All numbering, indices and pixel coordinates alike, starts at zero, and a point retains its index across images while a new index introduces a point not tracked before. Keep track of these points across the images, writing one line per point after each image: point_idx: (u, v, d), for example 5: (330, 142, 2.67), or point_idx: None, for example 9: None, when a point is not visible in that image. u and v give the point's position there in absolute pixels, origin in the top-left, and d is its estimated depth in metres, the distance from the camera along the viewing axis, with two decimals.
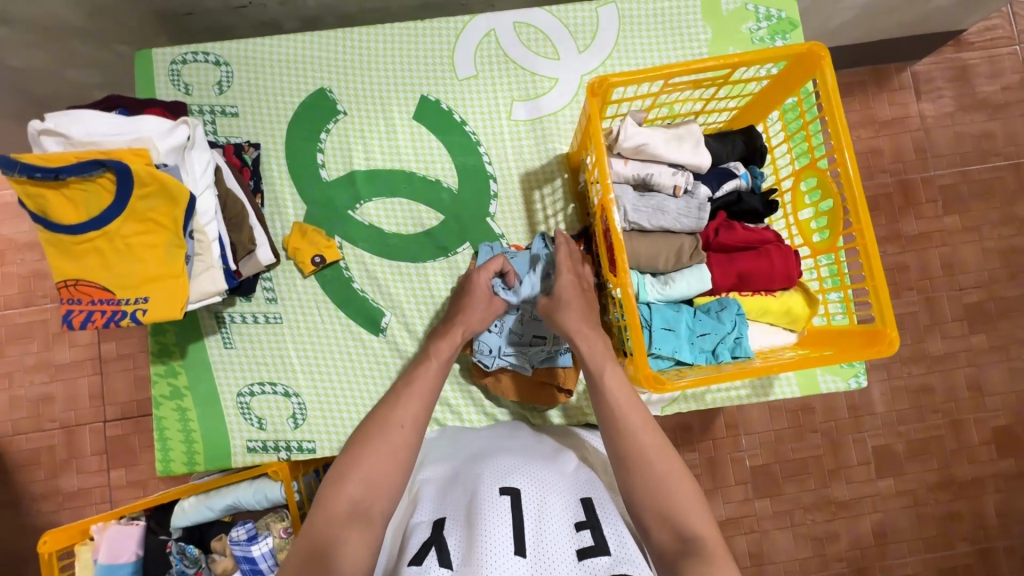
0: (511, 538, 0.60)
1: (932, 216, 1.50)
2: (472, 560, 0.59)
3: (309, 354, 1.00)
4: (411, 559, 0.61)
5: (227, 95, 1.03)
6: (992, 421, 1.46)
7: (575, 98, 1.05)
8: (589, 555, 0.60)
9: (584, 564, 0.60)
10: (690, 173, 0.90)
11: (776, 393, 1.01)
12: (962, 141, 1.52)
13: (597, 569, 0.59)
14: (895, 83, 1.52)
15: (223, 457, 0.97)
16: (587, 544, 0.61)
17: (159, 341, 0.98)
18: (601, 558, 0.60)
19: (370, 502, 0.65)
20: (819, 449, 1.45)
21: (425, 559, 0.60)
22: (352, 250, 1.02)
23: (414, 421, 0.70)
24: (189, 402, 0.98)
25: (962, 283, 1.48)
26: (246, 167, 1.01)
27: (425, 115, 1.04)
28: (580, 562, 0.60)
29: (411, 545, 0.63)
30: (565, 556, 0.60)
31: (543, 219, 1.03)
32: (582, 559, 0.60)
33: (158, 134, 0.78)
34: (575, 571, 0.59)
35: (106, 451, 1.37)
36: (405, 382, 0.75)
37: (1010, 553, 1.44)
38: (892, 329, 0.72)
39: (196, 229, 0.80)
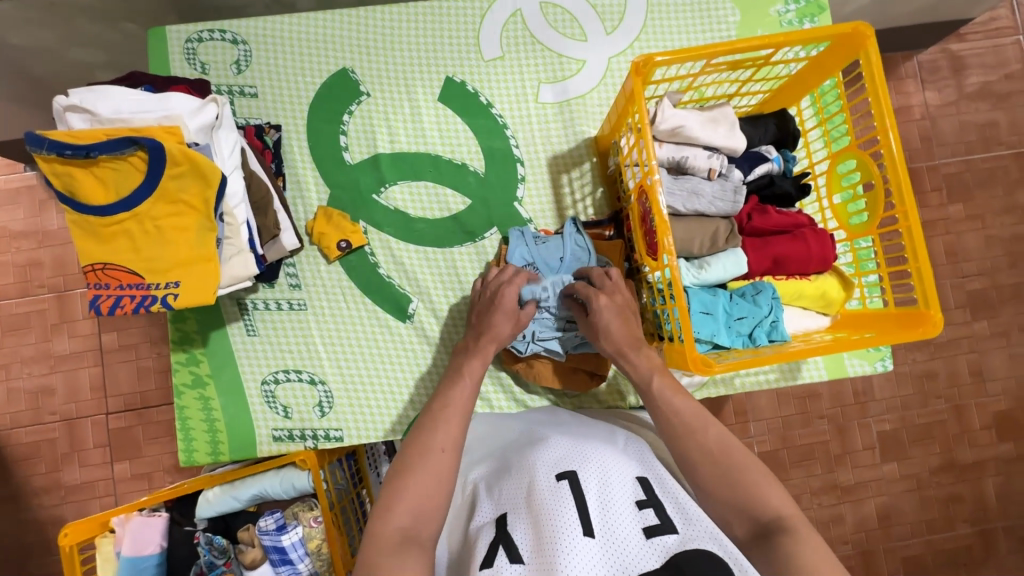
0: (578, 520, 0.59)
1: (938, 204, 1.51)
2: (545, 549, 0.57)
3: (335, 341, 0.98)
4: (481, 563, 0.58)
5: (246, 74, 0.99)
6: (993, 405, 1.49)
7: (603, 80, 1.03)
8: (656, 532, 0.59)
9: (654, 542, 0.58)
10: (724, 156, 0.89)
11: (804, 377, 1.01)
12: (966, 130, 1.53)
13: (668, 547, 0.58)
14: (903, 72, 1.53)
15: (248, 446, 0.95)
16: (653, 522, 0.60)
17: (179, 329, 0.96)
18: (669, 535, 0.59)
19: (417, 525, 0.62)
20: (825, 434, 1.46)
21: (496, 559, 0.58)
22: (377, 235, 1.00)
23: (453, 445, 0.68)
24: (211, 391, 0.96)
25: (965, 271, 1.50)
26: (267, 149, 0.97)
27: (451, 97, 1.02)
28: (649, 540, 0.58)
29: (478, 547, 0.61)
30: (633, 534, 0.59)
31: (571, 204, 1.02)
32: (650, 537, 0.59)
33: (187, 113, 0.75)
34: (647, 550, 0.58)
35: (109, 444, 1.34)
36: (441, 403, 0.73)
37: (1008, 534, 1.48)
38: (936, 311, 0.73)
39: (226, 212, 0.78)
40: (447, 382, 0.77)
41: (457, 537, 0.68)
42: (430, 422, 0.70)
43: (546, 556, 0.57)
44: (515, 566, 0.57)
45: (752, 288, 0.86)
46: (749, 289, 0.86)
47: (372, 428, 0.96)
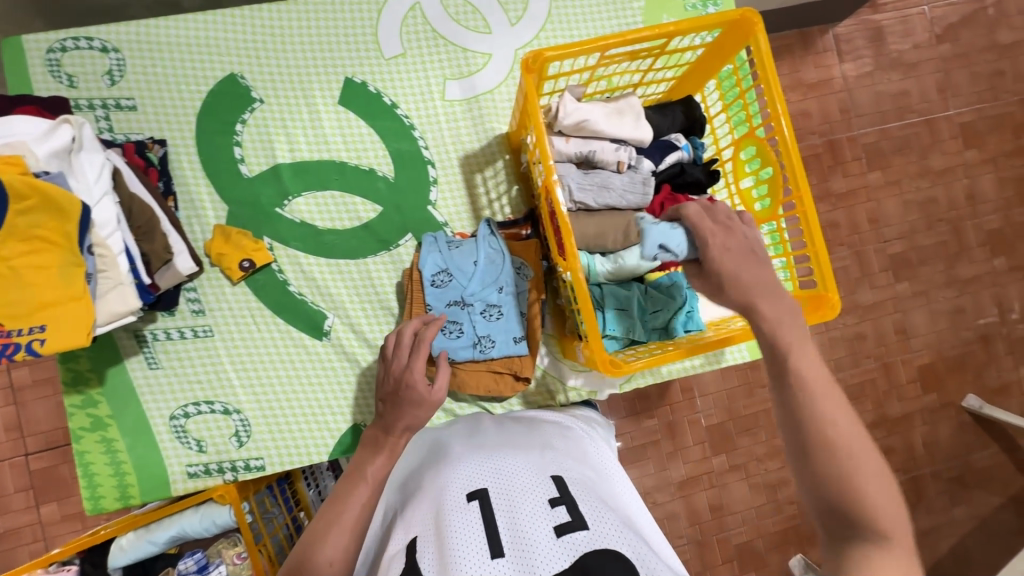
0: (486, 540, 0.57)
1: (858, 173, 1.57)
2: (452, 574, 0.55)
3: (248, 365, 0.92)
4: None
5: (121, 86, 0.91)
6: (917, 360, 1.57)
7: (510, 74, 1.00)
8: (567, 530, 0.57)
9: (563, 540, 0.56)
10: (633, 147, 0.88)
11: (727, 360, 1.03)
12: (881, 100, 1.58)
13: (578, 544, 0.56)
14: (819, 46, 1.56)
15: (160, 486, 0.89)
16: (564, 520, 0.58)
17: (71, 368, 0.88)
18: (579, 532, 0.57)
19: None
20: (767, 403, 1.52)
21: None
22: (284, 250, 0.94)
23: (344, 557, 0.64)
24: (114, 432, 0.89)
25: (886, 235, 1.57)
26: (151, 167, 0.89)
27: (352, 100, 0.97)
28: (559, 538, 0.56)
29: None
30: (542, 535, 0.57)
31: (487, 204, 0.99)
32: (560, 535, 0.57)
33: (35, 138, 0.68)
34: (556, 548, 0.56)
35: (32, 486, 1.24)
36: (335, 508, 0.68)
37: (935, 478, 1.58)
38: (834, 294, 0.75)
39: (96, 244, 0.71)
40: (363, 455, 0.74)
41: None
42: (324, 528, 0.66)
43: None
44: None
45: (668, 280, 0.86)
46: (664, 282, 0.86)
47: (296, 454, 0.92)
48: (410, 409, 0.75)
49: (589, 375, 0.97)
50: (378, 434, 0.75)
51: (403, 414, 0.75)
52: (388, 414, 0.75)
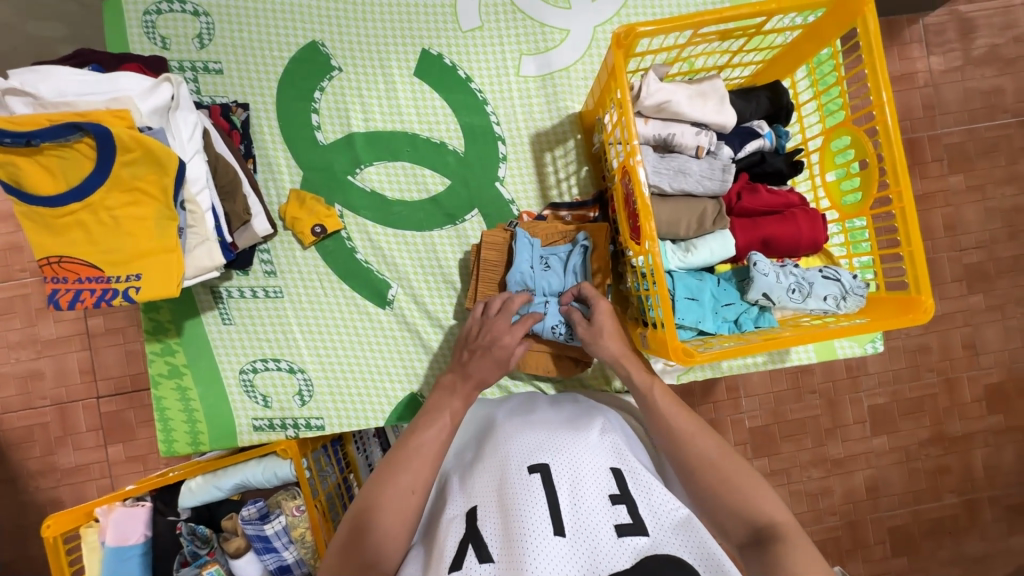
0: (549, 520, 0.57)
1: (938, 175, 1.47)
2: (514, 552, 0.55)
3: (314, 328, 0.95)
4: (450, 565, 0.56)
5: (209, 49, 0.94)
6: (985, 379, 1.48)
7: (588, 51, 0.98)
8: (628, 531, 0.57)
9: (625, 541, 0.56)
10: (713, 132, 0.84)
11: (792, 360, 0.99)
12: (971, 97, 1.47)
13: (639, 547, 0.56)
14: (907, 36, 1.46)
15: (228, 435, 0.94)
16: (625, 521, 0.58)
17: (153, 318, 0.93)
18: (641, 536, 0.57)
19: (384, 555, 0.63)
20: (816, 409, 1.46)
21: (465, 560, 0.56)
22: (353, 218, 0.96)
23: (424, 486, 0.67)
24: (189, 381, 0.94)
25: (963, 243, 1.47)
26: (234, 130, 0.93)
27: (427, 72, 0.97)
28: (620, 539, 0.56)
29: (444, 543, 0.59)
30: (605, 532, 0.57)
31: (555, 183, 0.98)
32: (622, 535, 0.57)
33: (138, 94, 0.71)
34: (618, 548, 0.55)
35: (101, 427, 1.33)
36: (415, 440, 0.72)
37: (993, 503, 1.49)
38: (927, 297, 0.70)
39: (187, 199, 0.74)
40: (426, 420, 0.74)
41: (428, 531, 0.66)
42: (403, 460, 0.69)
43: (515, 554, 0.55)
44: (483, 566, 0.55)
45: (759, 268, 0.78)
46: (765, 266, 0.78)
47: (353, 418, 0.95)
48: (492, 366, 0.80)
49: (650, 363, 0.96)
50: (454, 382, 0.80)
51: (481, 359, 0.80)
52: (468, 362, 0.80)
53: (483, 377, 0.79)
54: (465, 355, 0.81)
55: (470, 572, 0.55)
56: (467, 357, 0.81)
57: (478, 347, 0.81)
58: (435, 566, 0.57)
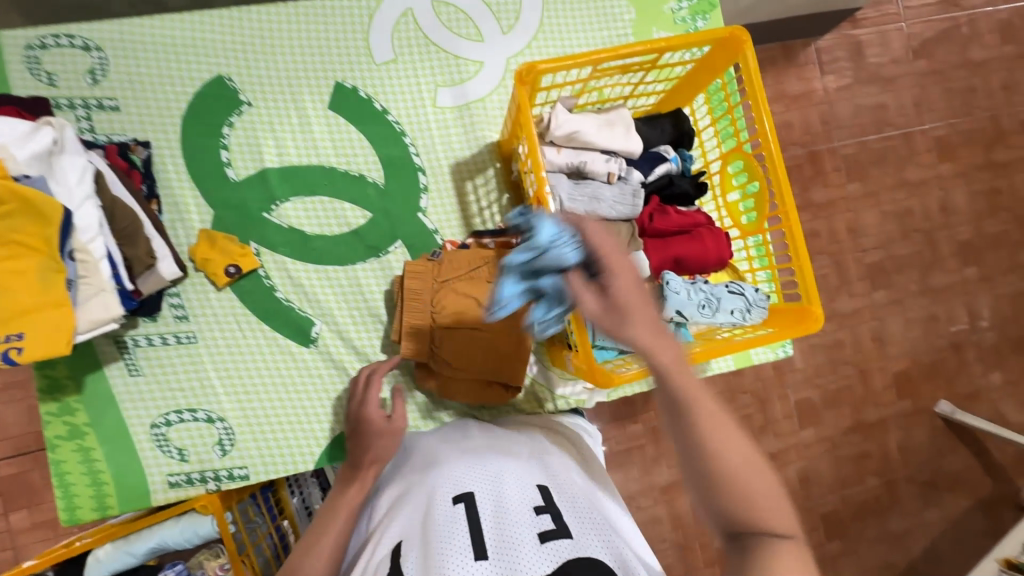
0: (470, 542, 0.56)
1: (838, 184, 1.61)
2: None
3: (233, 372, 0.91)
4: None
5: (103, 85, 0.89)
6: (893, 367, 1.62)
7: (502, 82, 1.00)
8: (551, 536, 0.57)
9: (547, 546, 0.55)
10: (623, 159, 0.89)
11: (712, 368, 1.05)
12: (860, 113, 1.62)
13: (562, 550, 0.55)
14: (802, 58, 1.60)
15: (140, 496, 0.87)
16: (549, 527, 0.58)
17: (48, 376, 0.86)
18: (563, 539, 0.56)
19: None
20: (748, 408, 1.54)
21: None
22: (271, 255, 0.93)
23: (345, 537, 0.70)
24: (92, 441, 0.87)
25: (864, 245, 1.61)
26: (134, 169, 0.88)
27: (342, 104, 0.96)
28: (542, 544, 0.55)
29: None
30: (527, 540, 0.56)
31: (478, 212, 0.99)
32: (543, 541, 0.56)
33: (15, 139, 0.66)
34: (539, 554, 0.54)
35: (0, 495, 1.20)
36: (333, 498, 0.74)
37: (909, 481, 1.62)
38: (816, 307, 0.76)
39: (77, 249, 0.70)
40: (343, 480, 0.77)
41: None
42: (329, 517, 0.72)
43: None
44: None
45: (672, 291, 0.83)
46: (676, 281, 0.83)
47: (280, 463, 0.91)
48: (383, 435, 0.79)
49: (576, 384, 0.98)
50: (349, 470, 0.77)
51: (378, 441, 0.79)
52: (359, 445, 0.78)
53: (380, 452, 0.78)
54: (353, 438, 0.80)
55: None
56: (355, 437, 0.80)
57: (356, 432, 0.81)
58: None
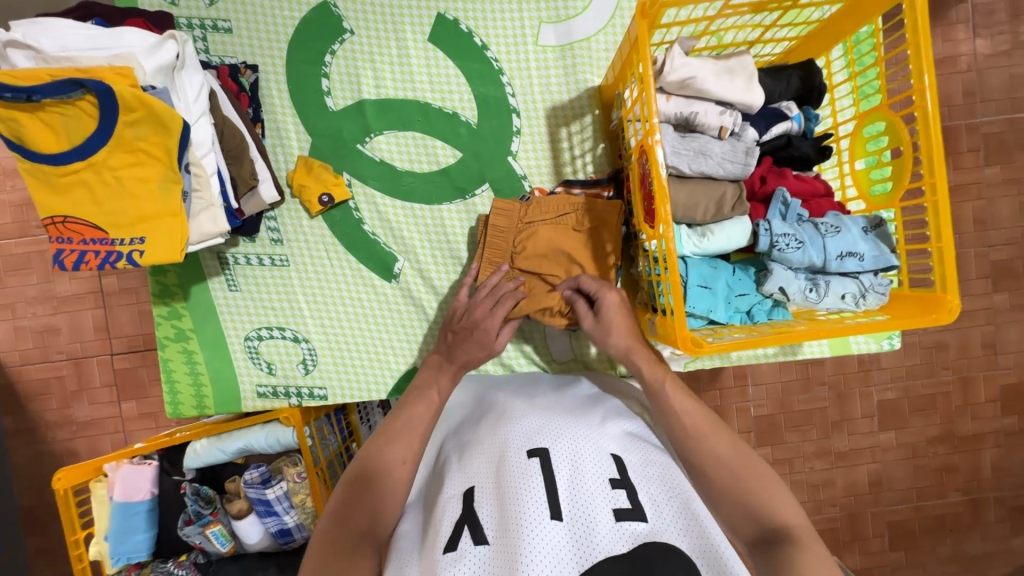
0: (546, 504, 0.56)
1: (972, 166, 1.40)
2: (510, 531, 0.54)
3: (319, 298, 0.95)
4: (445, 546, 0.54)
5: (218, 6, 0.90)
6: (1002, 379, 1.44)
7: (611, 21, 0.93)
8: (626, 517, 0.56)
9: (623, 526, 0.54)
10: (739, 113, 0.80)
11: (803, 352, 0.97)
12: (1016, 85, 1.38)
13: (637, 535, 0.54)
14: (952, 16, 1.37)
15: (233, 400, 0.95)
16: (624, 506, 0.57)
17: (160, 281, 0.93)
18: (639, 523, 0.55)
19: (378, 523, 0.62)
20: (824, 401, 1.44)
21: (459, 542, 0.54)
22: (361, 188, 0.94)
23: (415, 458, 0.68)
24: (195, 345, 0.94)
25: (992, 239, 1.41)
26: (243, 92, 0.91)
27: (443, 38, 0.93)
28: (618, 523, 0.55)
29: (443, 514, 0.58)
30: (603, 515, 0.55)
31: (570, 160, 0.95)
32: (619, 520, 0.55)
33: (143, 51, 0.68)
34: (615, 533, 0.54)
35: (116, 383, 1.36)
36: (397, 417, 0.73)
37: (998, 504, 1.47)
38: (953, 296, 0.67)
39: (192, 162, 0.73)
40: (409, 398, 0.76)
41: (425, 499, 0.67)
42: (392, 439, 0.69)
43: (510, 539, 0.53)
44: (477, 550, 0.53)
45: (779, 261, 0.76)
46: (779, 237, 0.75)
47: (356, 389, 0.96)
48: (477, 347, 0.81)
49: (658, 349, 0.95)
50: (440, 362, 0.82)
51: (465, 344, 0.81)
52: (457, 349, 0.81)
53: (466, 360, 0.81)
54: (451, 338, 0.82)
55: (465, 554, 0.53)
56: (453, 338, 0.82)
57: (465, 329, 0.82)
58: (430, 549, 0.55)
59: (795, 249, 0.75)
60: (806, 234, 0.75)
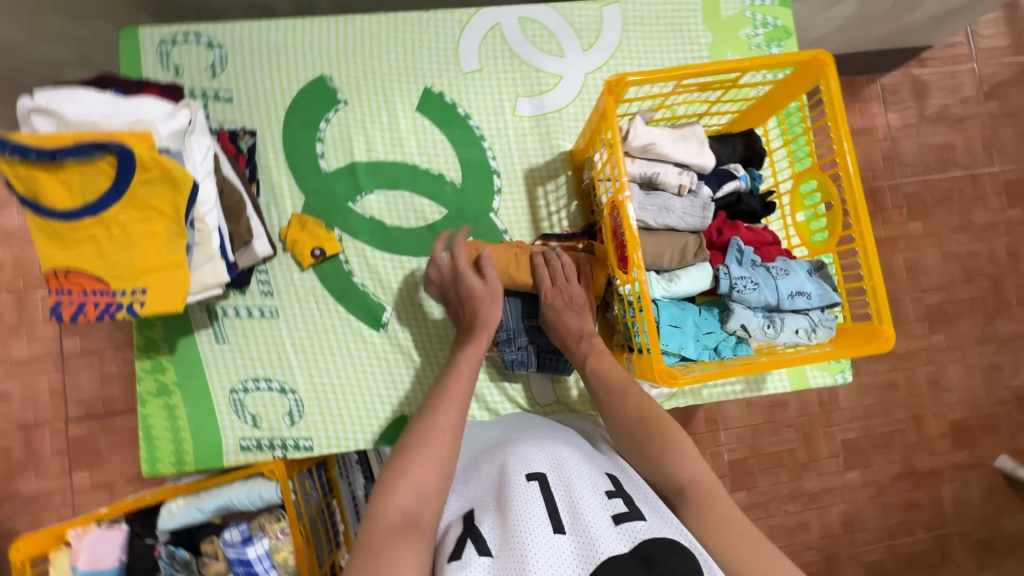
0: (548, 517, 0.57)
1: (899, 222, 1.58)
2: (514, 541, 0.55)
3: (308, 347, 0.97)
4: (451, 555, 0.57)
5: (221, 78, 0.98)
6: (949, 415, 1.55)
7: (579, 96, 1.05)
8: (625, 519, 0.58)
9: (622, 528, 0.57)
10: (694, 172, 0.91)
11: (768, 388, 1.03)
12: (926, 152, 1.60)
13: (637, 532, 0.56)
14: (866, 94, 1.59)
15: (214, 456, 0.93)
16: (622, 510, 0.59)
17: (145, 335, 0.94)
18: (637, 521, 0.58)
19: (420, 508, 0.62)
20: (792, 443, 1.50)
21: (464, 551, 0.57)
22: (352, 243, 0.99)
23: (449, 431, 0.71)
24: (178, 399, 0.94)
25: (925, 286, 1.57)
26: (240, 155, 0.97)
27: (430, 108, 1.03)
28: (618, 526, 0.57)
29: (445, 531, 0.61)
30: (602, 520, 0.57)
31: (546, 216, 1.04)
32: (618, 524, 0.57)
33: (159, 118, 0.74)
34: (615, 535, 0.56)
35: (68, 452, 1.29)
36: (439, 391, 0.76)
37: (962, 538, 1.54)
38: (888, 327, 0.76)
39: (197, 218, 0.77)
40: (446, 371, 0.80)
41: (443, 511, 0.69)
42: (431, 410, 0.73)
43: (514, 548, 0.55)
44: (482, 559, 0.55)
45: (739, 301, 0.85)
46: (737, 280, 0.84)
47: (342, 438, 0.96)
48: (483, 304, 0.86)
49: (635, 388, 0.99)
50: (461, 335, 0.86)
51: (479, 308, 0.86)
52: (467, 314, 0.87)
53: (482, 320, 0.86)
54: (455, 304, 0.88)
55: (470, 563, 0.55)
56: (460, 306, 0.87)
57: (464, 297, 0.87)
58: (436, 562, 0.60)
59: (751, 290, 0.84)
60: (760, 277, 0.85)
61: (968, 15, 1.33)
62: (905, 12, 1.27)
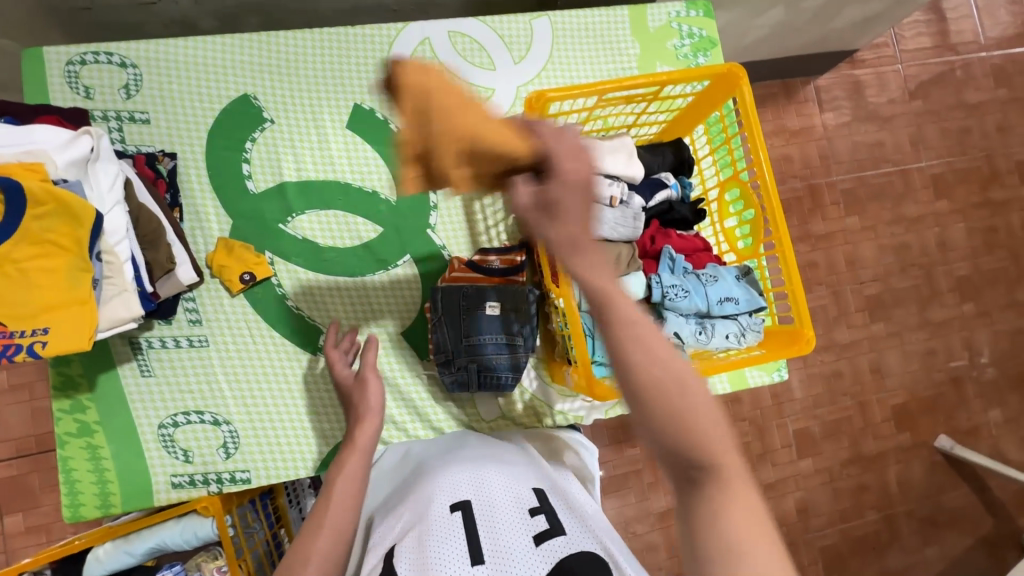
0: (467, 547, 0.58)
1: (836, 217, 1.64)
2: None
3: (241, 376, 0.93)
4: None
5: (136, 99, 0.93)
6: (891, 400, 1.63)
7: (512, 109, 1.06)
8: (545, 537, 0.59)
9: (542, 548, 0.57)
10: (625, 183, 0.92)
11: (709, 390, 1.06)
12: (858, 150, 1.67)
13: (556, 550, 0.57)
14: (801, 96, 1.65)
15: (144, 496, 0.89)
16: (543, 528, 0.60)
17: (63, 373, 0.88)
18: (557, 538, 0.59)
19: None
20: (747, 436, 1.54)
21: None
22: (284, 265, 0.97)
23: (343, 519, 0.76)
24: (101, 439, 0.89)
25: (863, 277, 1.64)
26: (160, 179, 0.91)
27: (360, 125, 1.01)
28: (539, 547, 0.57)
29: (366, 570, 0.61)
30: (522, 542, 0.58)
31: (485, 230, 1.03)
32: (538, 543, 0.58)
33: (55, 147, 0.71)
34: (536, 556, 0.56)
35: None
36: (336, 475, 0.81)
37: (909, 517, 1.61)
38: (808, 329, 0.80)
39: (104, 250, 0.74)
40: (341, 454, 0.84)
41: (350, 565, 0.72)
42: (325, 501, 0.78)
43: None
44: None
45: (671, 309, 0.86)
46: (669, 288, 0.86)
47: (282, 468, 0.93)
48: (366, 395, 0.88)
49: (576, 401, 1.01)
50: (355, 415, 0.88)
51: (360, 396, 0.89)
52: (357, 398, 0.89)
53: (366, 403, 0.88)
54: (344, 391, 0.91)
55: None
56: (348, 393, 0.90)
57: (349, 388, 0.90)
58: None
59: (682, 297, 0.86)
60: (691, 284, 0.87)
61: (888, 20, 1.40)
62: (829, 18, 1.32)
